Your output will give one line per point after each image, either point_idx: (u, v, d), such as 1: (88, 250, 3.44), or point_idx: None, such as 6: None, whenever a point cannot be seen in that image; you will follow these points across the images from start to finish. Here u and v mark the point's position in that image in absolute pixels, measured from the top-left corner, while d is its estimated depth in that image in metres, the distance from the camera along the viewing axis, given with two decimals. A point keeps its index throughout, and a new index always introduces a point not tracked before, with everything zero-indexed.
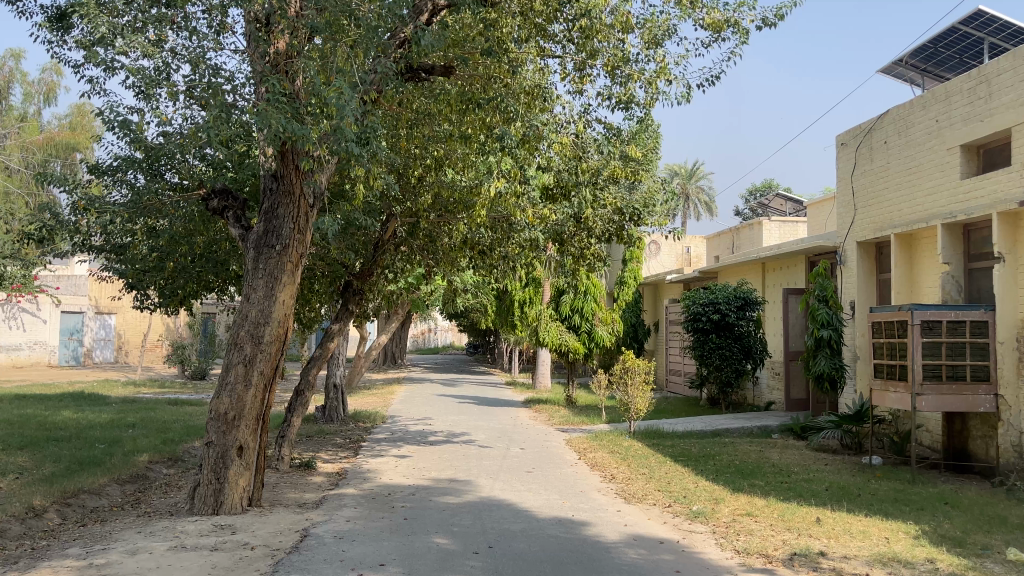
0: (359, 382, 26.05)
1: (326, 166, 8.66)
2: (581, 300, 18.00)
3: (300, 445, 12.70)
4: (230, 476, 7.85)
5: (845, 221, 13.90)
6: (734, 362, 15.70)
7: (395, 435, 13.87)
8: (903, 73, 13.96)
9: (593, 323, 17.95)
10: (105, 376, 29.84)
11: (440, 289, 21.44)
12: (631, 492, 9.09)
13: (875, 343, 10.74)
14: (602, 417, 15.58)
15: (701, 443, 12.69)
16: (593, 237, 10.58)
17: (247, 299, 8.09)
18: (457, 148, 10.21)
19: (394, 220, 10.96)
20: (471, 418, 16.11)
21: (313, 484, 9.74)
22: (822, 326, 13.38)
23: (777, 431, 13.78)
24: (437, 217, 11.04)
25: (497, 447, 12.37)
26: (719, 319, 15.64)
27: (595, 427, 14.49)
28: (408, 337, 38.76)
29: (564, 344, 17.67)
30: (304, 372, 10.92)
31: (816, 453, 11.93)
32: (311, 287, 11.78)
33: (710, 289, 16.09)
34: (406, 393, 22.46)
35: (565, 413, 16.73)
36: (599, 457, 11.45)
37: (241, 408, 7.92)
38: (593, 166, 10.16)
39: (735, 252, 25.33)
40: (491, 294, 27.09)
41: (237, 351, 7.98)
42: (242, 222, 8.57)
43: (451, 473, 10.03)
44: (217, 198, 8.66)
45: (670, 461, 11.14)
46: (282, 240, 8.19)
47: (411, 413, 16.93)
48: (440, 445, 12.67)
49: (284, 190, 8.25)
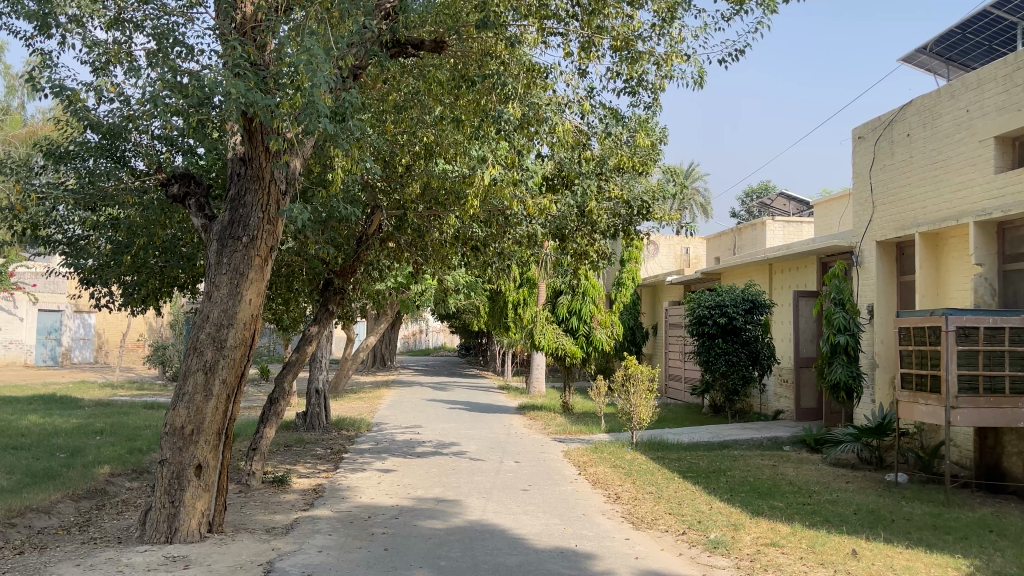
0: (345, 386, 25.09)
1: (301, 151, 7.74)
2: (578, 302, 17.07)
3: (277, 457, 11.73)
4: (186, 499, 6.92)
5: (863, 219, 13.05)
6: (741, 369, 14.79)
7: (380, 445, 12.94)
8: (926, 62, 13.18)
9: (591, 326, 17.04)
10: (83, 377, 28.82)
11: (431, 289, 20.48)
12: (639, 515, 8.17)
13: (903, 351, 9.85)
14: (602, 426, 14.68)
15: (708, 456, 11.81)
16: (596, 233, 9.74)
17: (209, 298, 7.15)
18: (448, 133, 9.38)
19: (380, 213, 10.04)
20: (462, 427, 15.17)
21: (286, 503, 8.80)
22: (839, 331, 12.40)
23: (788, 443, 12.91)
24: (425, 211, 10.08)
25: (490, 459, 11.44)
26: (726, 323, 14.72)
27: (595, 438, 13.58)
28: (397, 339, 37.80)
29: (561, 347, 16.82)
30: (279, 378, 9.97)
31: (834, 469, 11.05)
32: (289, 285, 10.84)
33: (716, 291, 15.18)
34: (395, 398, 21.51)
35: (562, 421, 15.82)
36: (601, 473, 10.53)
37: (200, 421, 6.97)
38: (597, 155, 9.34)
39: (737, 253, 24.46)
40: (484, 295, 26.16)
41: (196, 357, 7.03)
42: (206, 211, 7.61)
43: (440, 492, 9.09)
44: (178, 183, 7.70)
45: (678, 478, 10.24)
46: (249, 232, 7.26)
47: (398, 420, 15.98)
48: (429, 457, 11.74)
49: (252, 175, 7.32)
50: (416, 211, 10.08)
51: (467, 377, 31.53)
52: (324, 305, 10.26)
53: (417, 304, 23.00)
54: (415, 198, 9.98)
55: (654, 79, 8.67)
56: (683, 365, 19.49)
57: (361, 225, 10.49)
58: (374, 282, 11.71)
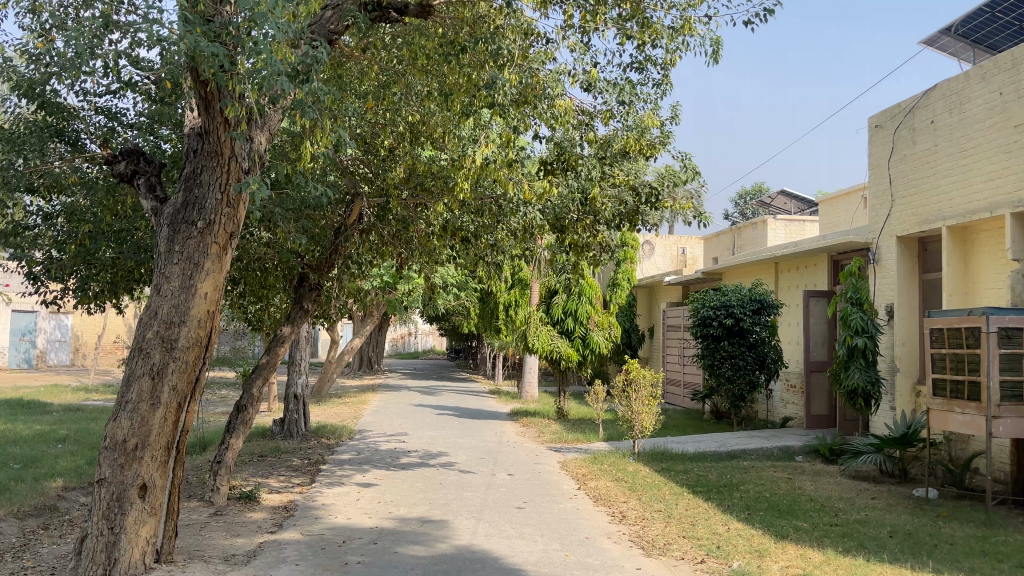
0: (329, 391, 24.08)
1: (265, 125, 6.81)
2: (574, 302, 16.12)
3: (248, 469, 10.75)
4: (128, 525, 5.93)
5: (880, 213, 12.19)
6: (749, 373, 13.85)
7: (362, 455, 11.98)
8: (949, 45, 12.43)
9: (588, 328, 16.11)
10: (55, 380, 27.71)
11: (419, 288, 19.53)
12: (649, 539, 7.23)
13: (935, 354, 8.97)
14: (600, 434, 13.77)
15: (718, 469, 10.90)
16: (600, 223, 8.67)
17: (158, 291, 6.18)
18: (436, 112, 8.58)
19: (360, 200, 9.11)
20: (450, 434, 14.21)
21: (252, 525, 7.82)
22: (856, 333, 11.53)
23: (801, 453, 12.02)
24: (409, 198, 9.18)
25: (480, 472, 10.49)
26: (733, 324, 13.81)
27: (593, 447, 12.65)
28: (385, 342, 36.76)
29: (556, 350, 15.90)
30: (246, 384, 8.97)
31: (855, 482, 10.15)
32: (262, 282, 9.89)
33: (721, 290, 14.27)
34: (381, 403, 20.52)
35: (557, 428, 14.90)
36: (602, 488, 9.60)
37: (145, 434, 5.99)
38: (600, 137, 8.50)
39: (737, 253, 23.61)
40: (475, 295, 25.22)
41: (142, 359, 6.06)
42: (157, 192, 6.61)
43: (424, 511, 8.13)
44: (125, 160, 6.71)
45: (687, 493, 9.33)
46: (205, 216, 6.30)
47: (383, 427, 14.99)
48: (414, 469, 10.78)
49: (209, 151, 6.37)
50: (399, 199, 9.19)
51: (456, 381, 30.56)
52: (298, 302, 9.25)
53: (404, 305, 22.05)
54: (398, 183, 9.06)
55: (665, 48, 7.76)
56: (683, 369, 18.60)
57: (340, 215, 9.57)
58: (356, 278, 10.75)
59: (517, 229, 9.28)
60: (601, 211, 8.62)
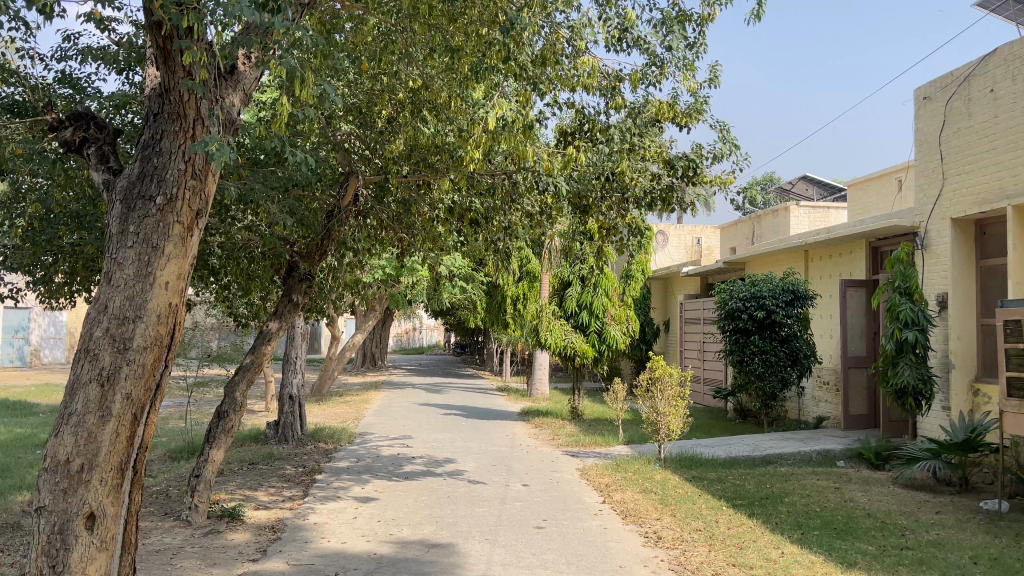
0: (330, 389, 23.05)
1: (238, 83, 5.78)
2: (589, 294, 15.08)
3: (235, 480, 9.71)
4: (72, 564, 4.86)
5: (928, 194, 11.10)
6: (781, 369, 12.76)
7: (362, 461, 10.95)
8: (1007, 8, 11.41)
9: (604, 322, 15.07)
10: (47, 380, 26.77)
11: (423, 280, 18.52)
12: (693, 569, 6.18)
13: (1010, 349, 7.91)
14: (620, 436, 12.71)
15: (756, 477, 9.84)
16: (628, 200, 7.61)
17: (109, 280, 5.13)
18: (440, 75, 7.53)
19: (355, 178, 8.08)
20: (458, 437, 13.18)
21: (232, 549, 6.78)
22: (906, 325, 10.43)
23: (843, 459, 10.96)
24: (410, 175, 8.14)
25: (493, 482, 9.45)
26: (764, 317, 12.74)
27: (614, 452, 11.61)
28: (388, 338, 35.77)
29: (570, 346, 14.84)
30: (228, 387, 7.91)
31: (911, 492, 9.07)
32: (249, 273, 8.85)
33: (750, 280, 13.20)
34: (385, 402, 19.49)
35: (572, 429, 13.87)
36: (630, 501, 8.54)
37: (93, 452, 4.94)
38: (627, 103, 7.48)
39: (757, 242, 22.52)
40: (481, 288, 24.20)
41: (88, 362, 5.00)
42: (109, 163, 5.56)
43: (431, 533, 7.09)
44: (73, 126, 5.67)
45: (727, 507, 8.27)
46: (165, 190, 5.25)
47: (385, 430, 13.96)
48: (419, 478, 9.75)
49: (169, 112, 5.33)
50: (400, 176, 8.17)
51: (462, 377, 29.53)
52: (286, 296, 8.21)
53: (407, 298, 21.04)
54: (398, 159, 8.04)
55: None
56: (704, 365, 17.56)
57: (332, 196, 8.54)
58: (353, 269, 9.72)
59: (533, 211, 8.21)
60: (630, 188, 7.54)
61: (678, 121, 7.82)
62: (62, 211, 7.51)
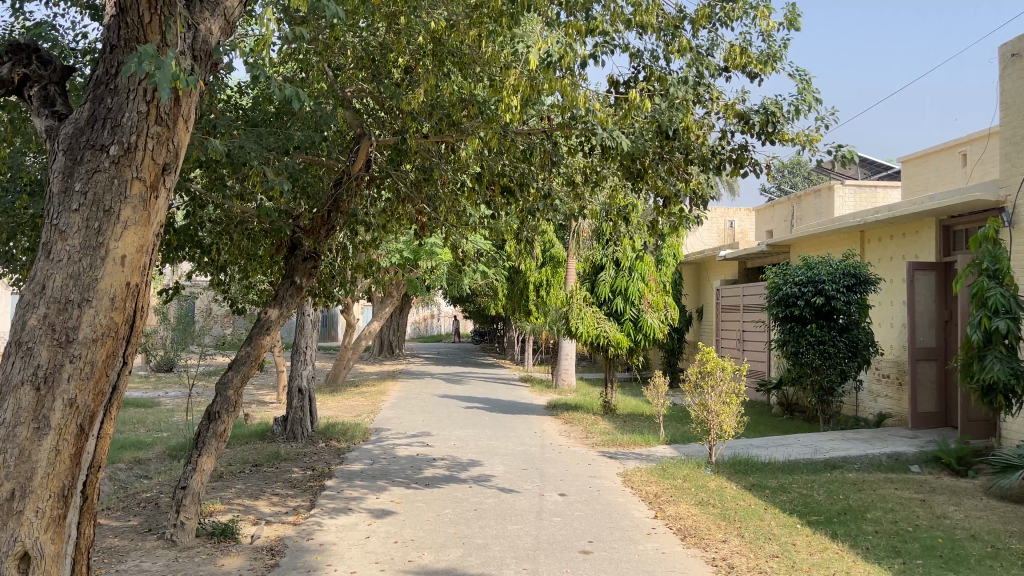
0: (346, 378, 22.03)
1: (219, 6, 4.59)
2: (624, 279, 13.84)
3: (235, 487, 8.62)
4: None
5: (1016, 164, 9.78)
6: (840, 362, 11.45)
7: (378, 463, 9.84)
8: None
9: (640, 309, 13.84)
10: None
11: (442, 263, 17.41)
12: None
13: None
14: (661, 436, 11.52)
15: (825, 487, 8.62)
16: (692, 161, 6.37)
17: (48, 253, 3.98)
18: (467, 13, 6.33)
19: (367, 141, 7.03)
20: (483, 434, 12.04)
21: None
22: (997, 313, 9.04)
23: (918, 464, 9.71)
24: (433, 136, 6.96)
25: (526, 491, 8.31)
26: (822, 304, 11.43)
27: (658, 454, 10.43)
28: (407, 325, 34.74)
29: (603, 335, 13.64)
30: (220, 384, 6.79)
31: (1012, 507, 7.82)
32: (248, 252, 7.73)
33: (805, 262, 11.88)
34: (403, 393, 18.43)
35: (607, 426, 12.71)
36: (686, 516, 7.36)
37: (28, 473, 3.82)
38: (690, 44, 6.24)
39: (798, 224, 21.16)
40: (504, 273, 23.05)
41: (21, 358, 3.87)
42: (55, 107, 4.43)
43: (458, 559, 5.94)
44: (11, 63, 4.55)
45: (802, 525, 7.05)
46: (121, 138, 4.10)
47: (402, 425, 12.87)
48: (441, 486, 8.61)
49: (127, 39, 4.17)
50: (420, 137, 7.00)
51: (481, 366, 28.48)
52: (288, 279, 7.05)
53: (426, 284, 19.95)
54: (418, 116, 6.86)
55: None
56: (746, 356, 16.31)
57: (343, 161, 7.39)
58: (367, 247, 8.57)
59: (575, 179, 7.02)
60: (694, 147, 6.32)
61: (750, 69, 6.56)
62: (26, 179, 6.47)
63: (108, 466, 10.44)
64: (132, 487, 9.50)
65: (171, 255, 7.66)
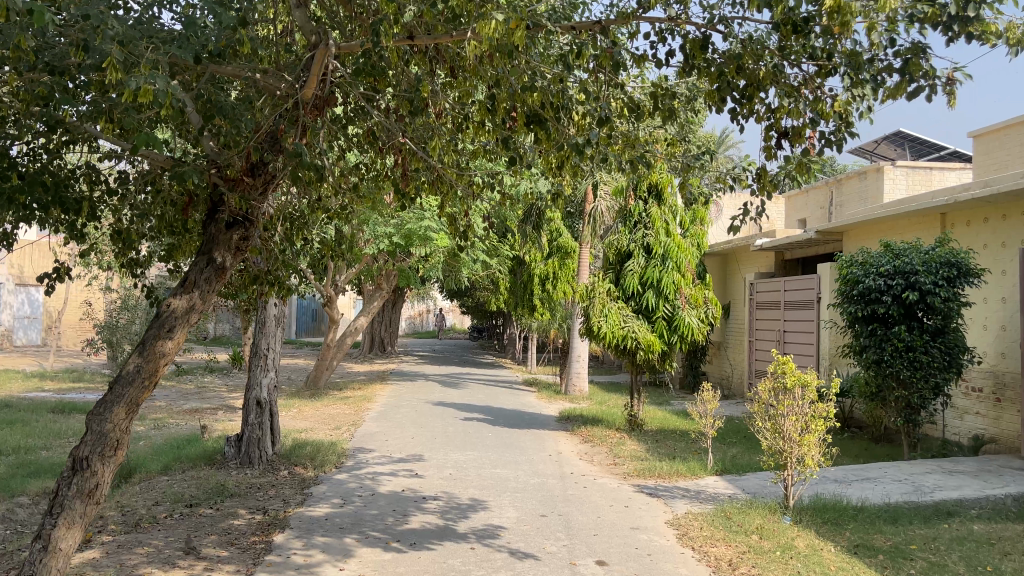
0: (330, 381, 19.68)
1: None
2: (656, 269, 11.49)
3: (150, 545, 6.26)
4: None
5: None
6: (933, 374, 9.03)
7: (349, 505, 7.48)
8: None
9: (675, 305, 11.51)
10: (16, 364, 23.55)
11: (439, 250, 15.09)
12: None
13: None
14: (710, 465, 9.21)
15: (955, 550, 6.29)
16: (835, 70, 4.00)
17: None
18: None
19: (323, 46, 4.63)
20: (486, 459, 9.73)
21: None
22: None
23: None
24: (422, 37, 4.58)
25: (551, 556, 5.96)
26: (915, 301, 9.04)
27: (714, 495, 8.11)
28: (400, 320, 32.35)
29: (631, 336, 11.33)
30: (93, 411, 4.42)
31: None
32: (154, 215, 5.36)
33: (890, 248, 9.53)
34: (394, 400, 16.13)
35: (637, 448, 10.43)
36: None
37: None
38: None
39: (839, 211, 18.83)
40: (507, 263, 20.71)
41: None
42: None
43: None
44: None
45: None
46: None
47: (387, 445, 10.56)
48: (433, 544, 6.26)
49: None
50: (402, 39, 4.63)
51: (481, 366, 26.20)
52: (203, 256, 4.73)
53: (420, 274, 17.62)
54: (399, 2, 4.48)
55: None
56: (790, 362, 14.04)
57: (288, 82, 4.97)
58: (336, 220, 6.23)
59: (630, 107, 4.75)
60: (839, 43, 3.95)
61: None
62: None
63: (5, 503, 8.11)
64: (22, 538, 7.15)
65: (41, 221, 5.26)
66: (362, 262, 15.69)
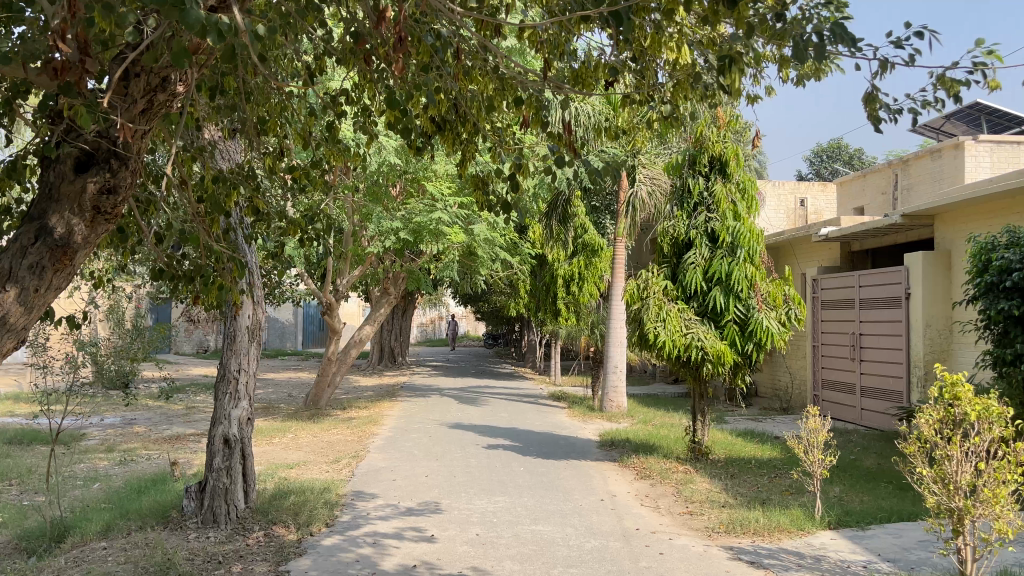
0: (332, 400, 17.47)
1: None
2: (724, 262, 9.24)
3: None
4: None
5: None
6: None
7: None
8: None
9: (750, 306, 9.27)
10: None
11: (453, 247, 12.90)
12: None
13: None
14: (820, 516, 6.95)
15: None
16: None
17: None
18: None
19: None
20: (522, 508, 7.49)
21: None
22: None
23: None
24: None
25: None
26: None
27: (844, 566, 5.84)
28: (410, 328, 30.15)
29: (696, 346, 9.08)
30: None
31: None
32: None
33: None
34: (404, 422, 13.94)
35: (710, 487, 8.20)
36: None
37: None
38: None
39: (908, 196, 16.48)
40: (529, 262, 18.51)
41: None
42: None
43: None
44: None
45: None
46: None
47: (395, 489, 8.35)
48: None
49: None
50: None
51: (499, 378, 23.98)
52: (35, 223, 3.31)
53: (431, 276, 15.47)
54: None
55: None
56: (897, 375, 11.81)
57: None
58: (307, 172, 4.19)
59: None
60: None
61: None
62: None
63: None
64: None
65: None
66: (365, 264, 13.53)
